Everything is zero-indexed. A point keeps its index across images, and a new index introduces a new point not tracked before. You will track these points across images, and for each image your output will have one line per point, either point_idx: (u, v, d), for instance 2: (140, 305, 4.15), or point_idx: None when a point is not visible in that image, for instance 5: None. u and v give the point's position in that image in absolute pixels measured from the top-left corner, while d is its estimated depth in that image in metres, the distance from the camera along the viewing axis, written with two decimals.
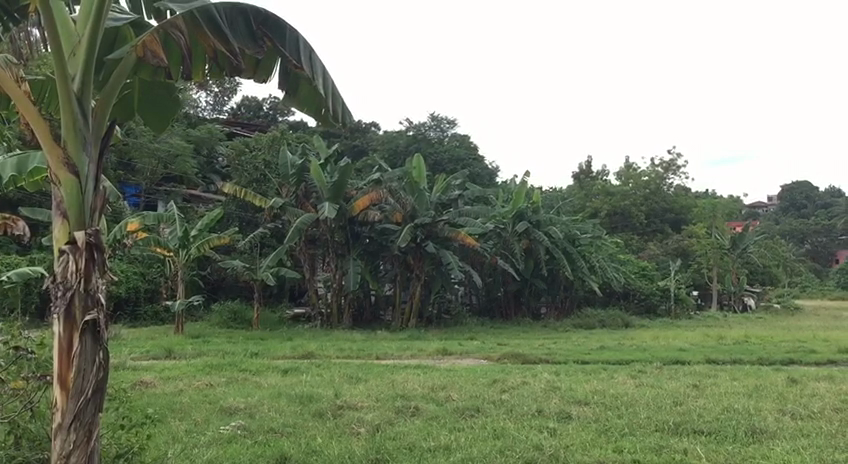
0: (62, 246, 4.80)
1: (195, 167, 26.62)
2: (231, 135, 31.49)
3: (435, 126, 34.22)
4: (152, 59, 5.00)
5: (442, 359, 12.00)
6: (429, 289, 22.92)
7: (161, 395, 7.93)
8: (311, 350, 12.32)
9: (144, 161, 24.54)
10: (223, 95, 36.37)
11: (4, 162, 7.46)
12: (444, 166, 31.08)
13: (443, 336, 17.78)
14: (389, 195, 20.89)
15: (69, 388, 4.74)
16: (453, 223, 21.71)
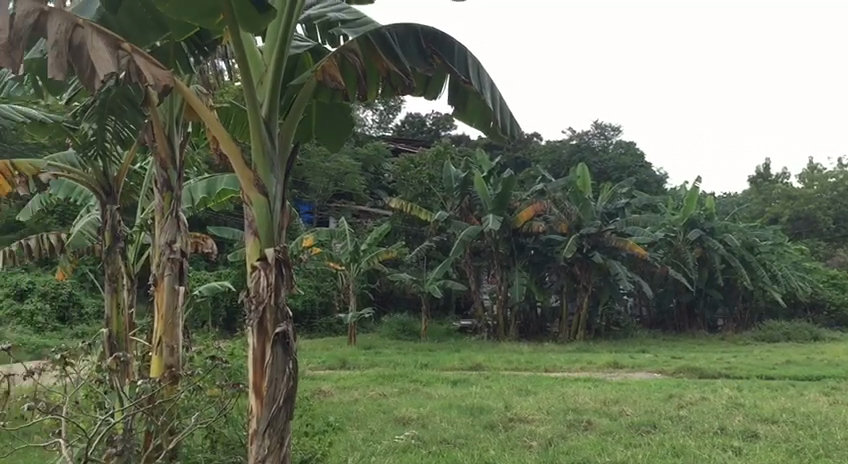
0: (255, 262, 5.13)
1: (363, 184, 27.62)
2: (396, 152, 32.44)
3: (598, 134, 33.65)
4: (331, 83, 5.24)
5: (615, 373, 11.70)
6: (597, 300, 22.50)
7: (338, 403, 8.25)
8: (480, 361, 12.39)
9: (316, 180, 25.84)
10: (388, 113, 37.64)
11: (195, 185, 7.99)
12: (609, 175, 30.57)
13: (613, 349, 17.35)
14: (553, 206, 20.71)
15: (263, 395, 5.03)
16: (621, 232, 21.13)
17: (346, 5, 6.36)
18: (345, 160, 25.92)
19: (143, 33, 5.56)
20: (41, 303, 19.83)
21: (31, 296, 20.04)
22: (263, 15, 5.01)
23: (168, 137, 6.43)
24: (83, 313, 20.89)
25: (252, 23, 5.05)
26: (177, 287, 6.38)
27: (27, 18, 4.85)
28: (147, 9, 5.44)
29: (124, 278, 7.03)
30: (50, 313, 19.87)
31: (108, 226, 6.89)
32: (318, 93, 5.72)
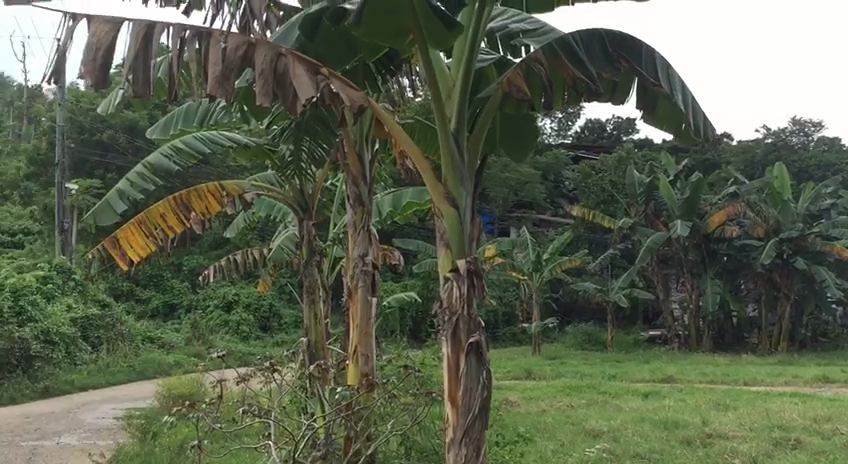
0: (448, 273, 5.23)
1: (543, 192, 27.57)
2: (576, 159, 32.09)
3: (797, 131, 31.49)
4: (517, 93, 5.29)
5: (829, 388, 10.81)
6: (801, 310, 20.98)
7: (526, 414, 8.24)
8: (672, 373, 11.92)
9: (496, 190, 26.22)
10: (567, 120, 37.55)
11: (381, 199, 8.31)
12: (810, 173, 28.49)
13: (818, 361, 16.05)
14: (747, 209, 19.54)
15: (459, 405, 5.09)
16: (827, 236, 19.51)
17: (524, 16, 6.47)
18: (525, 170, 26.07)
19: (338, 57, 5.83)
20: (245, 313, 21.44)
21: (237, 307, 21.70)
22: (452, 31, 5.11)
23: (360, 156, 6.67)
24: (282, 323, 22.25)
25: (440, 39, 5.17)
26: (370, 298, 6.64)
27: (237, 50, 5.22)
28: (341, 32, 5.72)
29: (320, 289, 7.46)
30: (253, 323, 21.41)
31: (305, 242, 7.37)
32: (504, 104, 5.77)
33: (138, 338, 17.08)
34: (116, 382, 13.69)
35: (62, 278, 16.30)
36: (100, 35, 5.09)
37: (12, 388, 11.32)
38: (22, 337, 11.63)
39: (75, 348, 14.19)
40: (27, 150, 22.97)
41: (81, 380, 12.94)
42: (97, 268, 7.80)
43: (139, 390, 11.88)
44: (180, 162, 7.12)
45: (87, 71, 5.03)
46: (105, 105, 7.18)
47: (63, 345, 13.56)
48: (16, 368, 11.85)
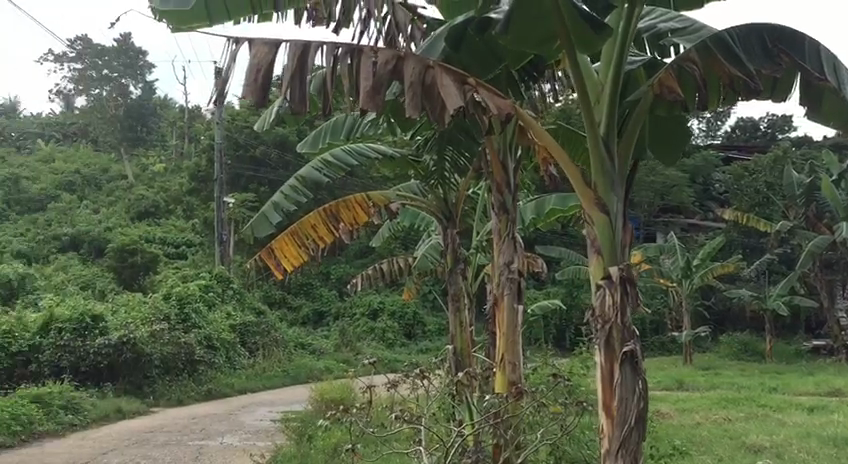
0: (600, 280, 5.10)
1: (692, 196, 26.62)
2: (727, 160, 30.79)
3: None
4: (670, 94, 5.16)
5: None
6: None
7: (681, 426, 7.94)
8: (843, 387, 11.15)
9: (642, 195, 25.71)
10: (717, 120, 36.27)
11: (524, 206, 8.29)
12: None
13: None
14: None
15: (614, 416, 4.94)
16: None
17: (673, 15, 6.28)
18: (673, 173, 25.36)
19: (482, 66, 5.84)
20: (390, 321, 21.97)
21: (382, 315, 22.27)
22: (600, 35, 5.01)
23: (503, 165, 6.60)
24: (425, 330, 22.50)
25: (588, 43, 5.08)
26: (516, 306, 6.60)
27: (386, 64, 5.35)
28: (485, 42, 5.74)
29: (465, 298, 7.54)
30: (398, 330, 21.89)
31: (449, 250, 7.46)
32: (655, 107, 5.60)
33: (290, 344, 17.85)
34: (272, 386, 14.37)
35: (222, 286, 17.32)
36: (260, 56, 5.38)
37: (182, 389, 12.14)
38: (189, 342, 12.46)
39: (235, 353, 15.03)
40: (190, 167, 24.71)
41: (242, 384, 13.69)
42: (254, 278, 8.25)
43: (297, 395, 12.44)
44: (329, 174, 7.36)
45: (249, 91, 5.34)
46: (261, 122, 7.58)
47: (225, 350, 14.41)
48: (184, 370, 12.62)
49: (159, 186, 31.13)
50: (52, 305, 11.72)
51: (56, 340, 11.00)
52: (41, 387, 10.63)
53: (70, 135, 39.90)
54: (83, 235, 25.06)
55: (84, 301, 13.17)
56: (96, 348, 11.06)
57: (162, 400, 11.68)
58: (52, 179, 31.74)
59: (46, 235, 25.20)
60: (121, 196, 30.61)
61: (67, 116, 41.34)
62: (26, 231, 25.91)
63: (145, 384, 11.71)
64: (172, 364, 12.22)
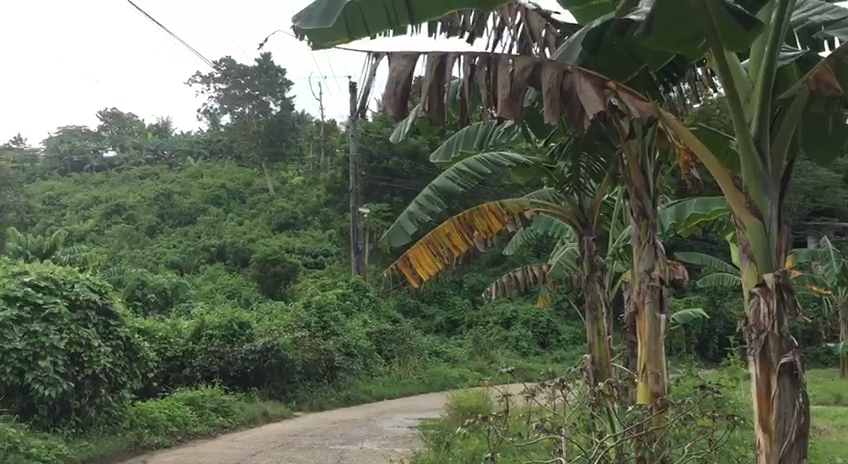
0: (752, 288, 4.80)
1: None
2: None
3: None
4: (827, 90, 4.76)
5: None
6: None
7: (843, 444, 7.46)
8: None
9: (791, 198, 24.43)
10: None
11: (664, 212, 8.04)
12: None
13: None
14: None
15: (771, 431, 4.60)
16: None
17: (828, 6, 5.94)
18: (826, 174, 23.94)
19: (621, 69, 5.71)
20: (525, 329, 21.85)
21: (515, 323, 22.17)
22: (750, 30, 4.78)
23: (642, 169, 6.31)
24: (560, 339, 22.24)
25: (737, 39, 4.85)
26: (658, 315, 6.34)
27: (524, 71, 5.31)
28: (624, 44, 5.61)
29: (602, 306, 7.37)
30: (532, 339, 21.72)
31: (586, 258, 7.33)
32: (810, 105, 5.28)
33: (425, 351, 18.08)
34: (410, 393, 14.60)
35: (357, 294, 17.79)
36: (399, 69, 5.48)
37: (322, 394, 12.55)
38: (328, 349, 12.89)
39: (373, 360, 15.37)
40: (327, 180, 25.62)
41: (380, 390, 13.97)
42: (390, 288, 8.40)
43: (433, 402, 12.58)
44: (464, 184, 7.46)
45: (389, 105, 5.46)
46: (396, 133, 7.78)
47: (363, 357, 14.79)
48: (325, 378, 13.10)
49: (298, 198, 32.48)
50: (203, 314, 12.43)
51: (207, 346, 11.61)
52: (194, 390, 11.22)
53: (217, 151, 42.33)
54: (229, 247, 26.51)
55: (234, 309, 13.92)
56: (244, 354, 11.57)
57: (304, 405, 12.10)
58: (201, 194, 33.86)
59: (196, 247, 26.87)
60: (263, 209, 32.14)
61: (215, 132, 43.92)
62: (179, 243, 27.76)
63: (288, 389, 12.15)
64: (313, 371, 12.64)
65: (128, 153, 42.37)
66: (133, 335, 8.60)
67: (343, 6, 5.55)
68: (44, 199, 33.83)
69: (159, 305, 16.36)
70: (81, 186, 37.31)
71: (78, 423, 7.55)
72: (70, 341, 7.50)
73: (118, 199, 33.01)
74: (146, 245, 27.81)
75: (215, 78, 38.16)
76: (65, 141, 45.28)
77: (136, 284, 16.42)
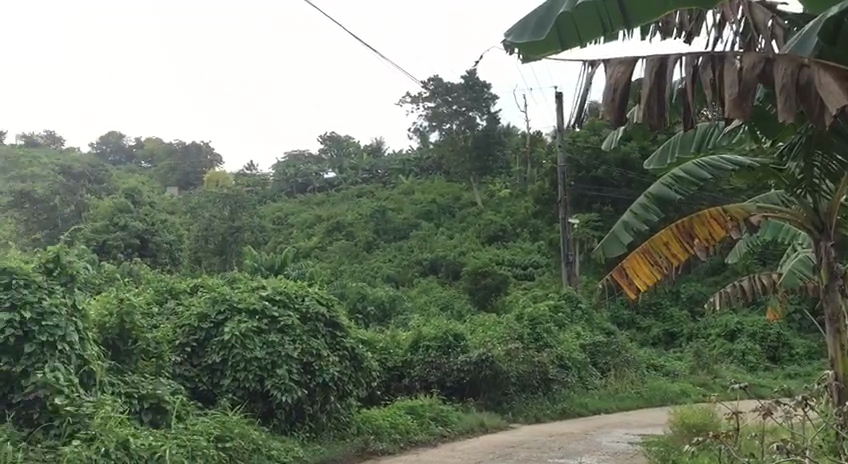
0: None
1: None
2: None
3: None
4: None
5: None
6: None
7: None
8: None
9: None
10: None
11: None
12: None
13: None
14: None
15: None
16: None
17: None
18: None
19: None
20: (751, 342, 20.44)
21: (740, 336, 20.82)
22: None
23: None
24: (793, 353, 20.50)
25: None
26: None
27: (754, 68, 4.97)
28: None
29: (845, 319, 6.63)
30: (761, 353, 20.26)
31: (824, 265, 6.62)
32: None
33: (643, 365, 17.47)
34: (631, 408, 14.15)
35: (570, 307, 17.85)
36: (617, 76, 5.39)
37: (537, 407, 12.55)
38: (542, 361, 12.81)
39: (588, 373, 15.06)
40: (534, 191, 25.66)
41: (596, 403, 13.66)
42: (604, 299, 8.23)
43: (655, 418, 12.07)
44: (682, 190, 7.17)
45: (608, 113, 5.40)
46: (608, 141, 7.66)
47: (578, 370, 14.57)
48: (540, 391, 13.04)
49: (506, 211, 32.77)
50: (419, 327, 12.89)
51: (424, 357, 12.01)
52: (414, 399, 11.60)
53: (427, 168, 43.29)
54: (440, 260, 27.25)
55: (450, 321, 14.32)
56: (459, 365, 11.82)
57: (520, 417, 12.13)
58: (414, 210, 35.27)
59: (410, 261, 28.03)
60: (472, 222, 32.83)
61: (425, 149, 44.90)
62: (394, 257, 29.17)
63: (504, 401, 12.21)
64: (527, 382, 12.61)
65: (346, 173, 44.90)
66: (357, 346, 9.05)
67: (556, 17, 5.58)
68: (275, 218, 36.84)
69: (378, 318, 17.19)
70: (306, 205, 40.25)
71: (311, 428, 8.14)
72: (303, 350, 8.09)
73: (338, 216, 35.29)
74: (364, 260, 29.43)
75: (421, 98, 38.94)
76: (289, 163, 48.25)
77: (357, 297, 17.40)
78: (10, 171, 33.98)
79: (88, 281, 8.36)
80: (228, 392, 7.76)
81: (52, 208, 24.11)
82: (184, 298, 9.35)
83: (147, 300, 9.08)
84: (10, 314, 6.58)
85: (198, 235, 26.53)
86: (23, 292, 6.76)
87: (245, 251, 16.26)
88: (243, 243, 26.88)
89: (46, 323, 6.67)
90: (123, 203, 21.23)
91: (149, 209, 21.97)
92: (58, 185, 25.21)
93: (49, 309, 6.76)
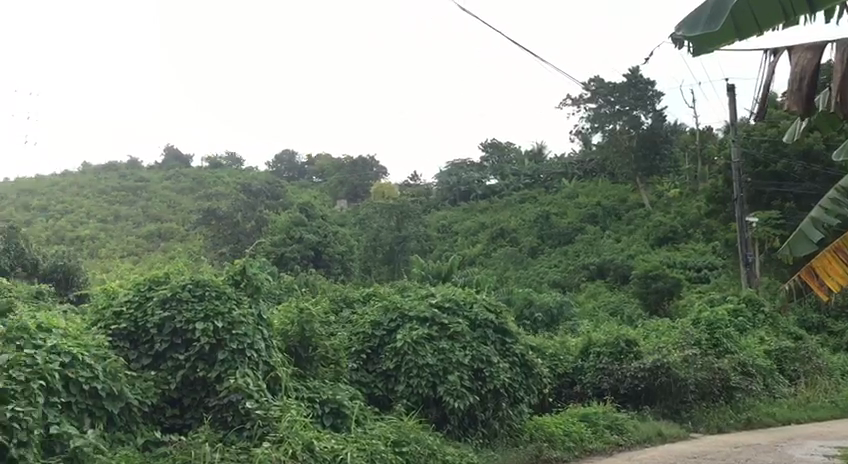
0: None
1: None
2: None
3: None
4: None
5: None
6: None
7: None
8: None
9: None
10: None
11: None
12: None
13: None
14: None
15: None
16: None
17: None
18: None
19: None
20: None
21: None
22: None
23: None
24: None
25: None
26: None
27: None
28: None
29: None
30: None
31: None
32: None
33: (837, 371, 16.14)
34: (830, 417, 13.05)
35: (752, 311, 16.92)
36: (805, 63, 5.11)
37: (718, 417, 11.46)
38: (724, 367, 12.15)
39: (775, 380, 14.04)
40: (706, 190, 24.48)
41: (786, 414, 12.41)
42: (790, 301, 7.67)
43: None
44: None
45: (794, 103, 5.19)
46: (791, 133, 7.12)
47: (764, 377, 13.68)
48: (720, 398, 12.14)
49: (677, 212, 31.51)
50: (593, 334, 12.90)
51: (596, 362, 12.03)
52: (586, 406, 11.66)
53: (591, 170, 42.30)
54: (608, 264, 26.52)
55: (625, 328, 13.98)
56: (633, 371, 11.56)
57: (700, 426, 11.23)
58: (578, 214, 34.65)
59: (576, 266, 27.58)
60: (641, 224, 31.90)
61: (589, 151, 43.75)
62: (560, 262, 28.85)
63: (682, 410, 11.55)
64: (708, 390, 11.84)
65: (508, 179, 44.59)
66: (526, 352, 9.05)
67: (727, 5, 5.27)
68: (440, 226, 37.36)
69: (546, 323, 16.98)
70: (468, 212, 40.57)
71: (485, 434, 8.12)
72: (473, 357, 8.22)
73: (501, 223, 35.36)
74: (529, 266, 29.28)
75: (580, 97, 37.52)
76: (452, 170, 48.02)
77: (524, 303, 17.36)
78: (198, 191, 36.76)
79: (271, 291, 8.90)
80: (403, 398, 7.93)
81: (235, 225, 24.75)
82: (358, 307, 9.72)
83: (325, 308, 9.54)
84: (205, 323, 7.13)
85: (367, 246, 27.48)
86: (215, 302, 7.36)
87: (414, 260, 16.71)
88: (410, 252, 27.54)
89: (236, 331, 7.16)
90: (298, 216, 22.37)
91: (321, 221, 23.02)
92: (240, 202, 25.95)
93: (238, 318, 7.28)
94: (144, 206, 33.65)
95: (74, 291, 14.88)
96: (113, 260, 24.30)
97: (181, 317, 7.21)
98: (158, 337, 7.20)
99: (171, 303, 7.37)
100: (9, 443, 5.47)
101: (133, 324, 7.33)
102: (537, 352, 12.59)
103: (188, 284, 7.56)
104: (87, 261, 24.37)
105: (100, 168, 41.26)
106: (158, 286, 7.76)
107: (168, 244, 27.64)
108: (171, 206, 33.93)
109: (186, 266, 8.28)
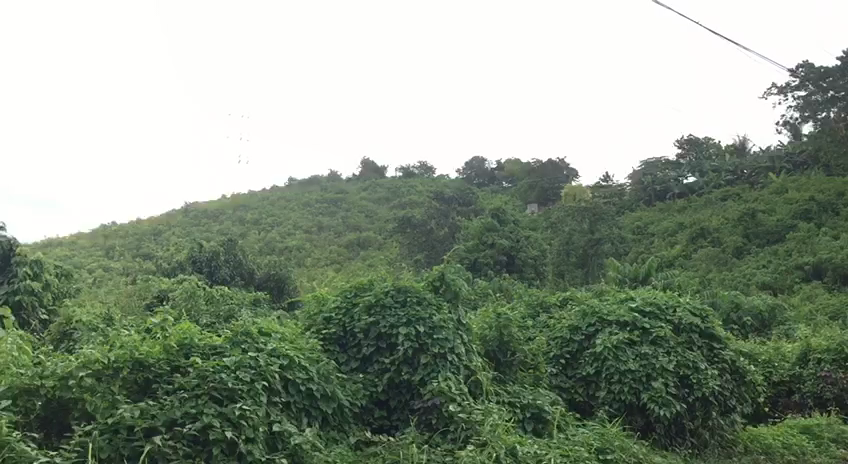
0: None
1: None
2: None
3: None
4: None
5: None
6: None
7: None
8: None
9: None
10: None
11: None
12: None
13: None
14: None
15: None
16: None
17: None
18: None
19: None
20: None
21: None
22: None
23: None
24: None
25: None
26: None
27: None
28: None
29: None
30: None
31: None
32: None
33: None
34: None
35: None
36: None
37: None
38: None
39: None
40: None
41: None
42: None
43: None
44: None
45: None
46: None
47: None
48: None
49: None
50: (811, 338, 12.25)
51: (815, 369, 11.22)
52: (806, 417, 10.83)
53: (802, 163, 39.04)
54: (825, 263, 24.61)
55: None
56: None
57: None
58: (788, 210, 32.07)
59: (787, 267, 25.74)
60: None
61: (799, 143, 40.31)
62: (769, 263, 26.99)
63: None
64: None
65: (708, 175, 41.13)
66: (738, 359, 8.60)
67: None
68: (635, 227, 35.87)
69: (757, 328, 15.94)
70: (663, 211, 38.76)
71: (695, 444, 7.73)
72: (678, 363, 7.93)
73: (701, 222, 33.56)
74: (734, 267, 27.74)
75: (786, 86, 34.79)
76: (648, 168, 44.93)
77: (731, 307, 16.41)
78: (393, 201, 37.84)
79: (468, 297, 9.19)
80: (605, 405, 7.88)
81: (428, 231, 25.17)
82: (555, 311, 9.74)
83: (521, 314, 9.69)
84: (408, 328, 7.46)
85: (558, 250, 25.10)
86: (417, 308, 7.72)
87: (609, 263, 16.38)
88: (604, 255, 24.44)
89: (437, 336, 7.43)
90: (490, 221, 22.45)
91: (513, 225, 22.96)
92: (433, 210, 26.36)
93: (439, 324, 7.57)
94: (344, 216, 35.23)
95: (283, 300, 16.03)
96: (319, 270, 25.76)
97: (385, 323, 7.59)
98: (365, 341, 7.63)
99: (376, 310, 7.81)
100: (238, 440, 5.95)
101: (342, 328, 7.84)
102: (749, 359, 12.13)
103: (391, 290, 8.00)
104: (298, 270, 26.08)
105: (302, 182, 43.72)
106: (362, 293, 8.25)
107: (367, 253, 28.80)
108: (368, 217, 35.27)
109: (388, 273, 8.72)
